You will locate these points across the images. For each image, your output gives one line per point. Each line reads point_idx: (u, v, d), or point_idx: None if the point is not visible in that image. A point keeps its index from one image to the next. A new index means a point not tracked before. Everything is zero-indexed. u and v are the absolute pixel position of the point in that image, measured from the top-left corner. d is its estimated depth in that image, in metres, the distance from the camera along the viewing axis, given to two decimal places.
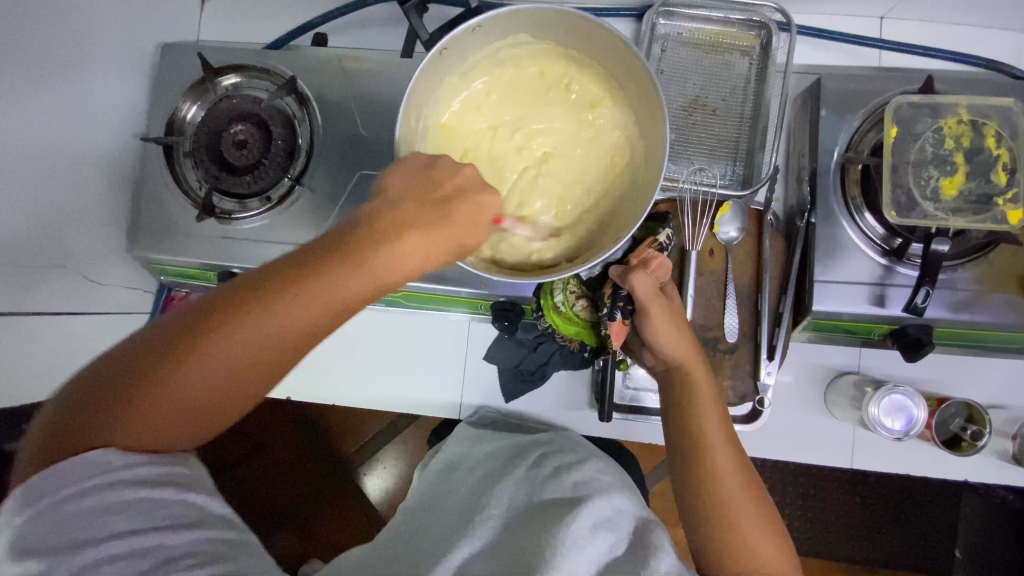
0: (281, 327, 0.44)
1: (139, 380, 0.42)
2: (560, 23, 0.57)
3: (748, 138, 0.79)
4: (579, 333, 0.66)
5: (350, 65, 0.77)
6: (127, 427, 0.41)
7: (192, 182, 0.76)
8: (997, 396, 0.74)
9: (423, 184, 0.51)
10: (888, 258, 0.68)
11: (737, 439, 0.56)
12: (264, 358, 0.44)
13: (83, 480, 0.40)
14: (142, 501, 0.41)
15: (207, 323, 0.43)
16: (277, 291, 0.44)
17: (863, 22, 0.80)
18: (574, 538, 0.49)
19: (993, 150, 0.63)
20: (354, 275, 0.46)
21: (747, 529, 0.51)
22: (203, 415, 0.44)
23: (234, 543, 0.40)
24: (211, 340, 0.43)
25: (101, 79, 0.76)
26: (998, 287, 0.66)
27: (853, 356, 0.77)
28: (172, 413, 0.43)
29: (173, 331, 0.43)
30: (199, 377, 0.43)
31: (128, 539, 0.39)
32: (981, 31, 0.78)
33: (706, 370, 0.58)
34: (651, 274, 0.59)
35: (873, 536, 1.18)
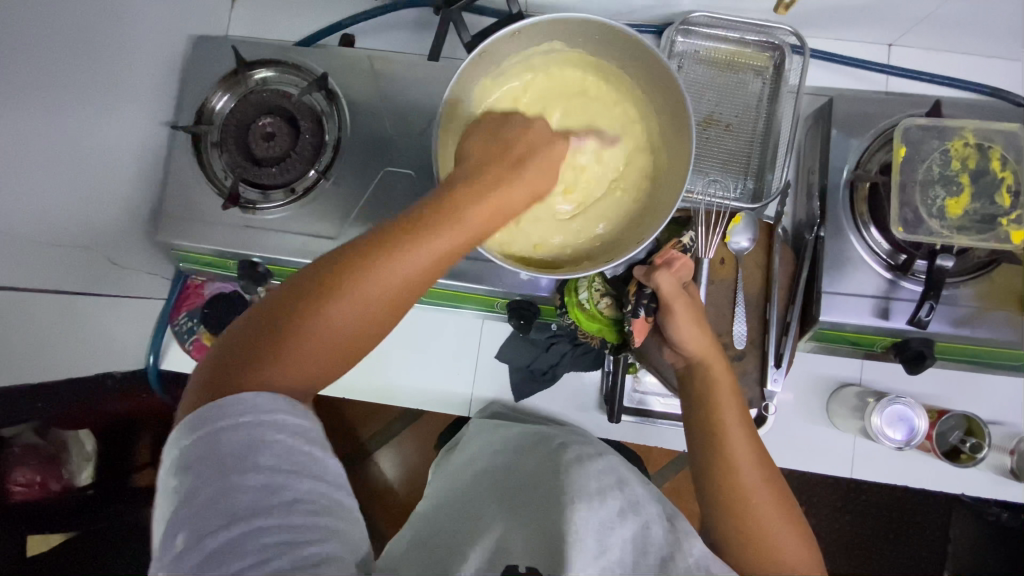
0: (416, 264, 0.47)
1: (299, 313, 0.44)
2: (594, 30, 0.59)
3: (760, 154, 0.82)
4: (601, 330, 0.68)
5: (379, 65, 0.79)
6: (283, 364, 0.43)
7: (218, 171, 0.77)
8: (995, 411, 0.77)
9: (506, 147, 0.56)
10: (893, 272, 0.70)
11: (757, 435, 0.58)
12: (393, 299, 0.46)
13: (244, 410, 0.40)
14: (279, 443, 0.40)
15: (343, 266, 0.46)
16: (413, 231, 0.47)
17: (872, 49, 0.84)
18: (602, 522, 0.54)
19: (997, 173, 0.66)
20: (465, 213, 0.49)
21: (770, 525, 0.53)
22: (343, 354, 0.46)
23: (332, 483, 0.42)
24: (356, 278, 0.45)
25: (134, 69, 0.77)
26: (999, 304, 0.68)
27: (855, 368, 0.80)
28: (315, 351, 0.45)
29: (308, 281, 0.46)
30: (340, 316, 0.45)
31: (266, 473, 0.38)
32: (982, 62, 0.82)
33: (725, 364, 0.60)
34: (673, 273, 0.61)
35: (866, 554, 1.20)
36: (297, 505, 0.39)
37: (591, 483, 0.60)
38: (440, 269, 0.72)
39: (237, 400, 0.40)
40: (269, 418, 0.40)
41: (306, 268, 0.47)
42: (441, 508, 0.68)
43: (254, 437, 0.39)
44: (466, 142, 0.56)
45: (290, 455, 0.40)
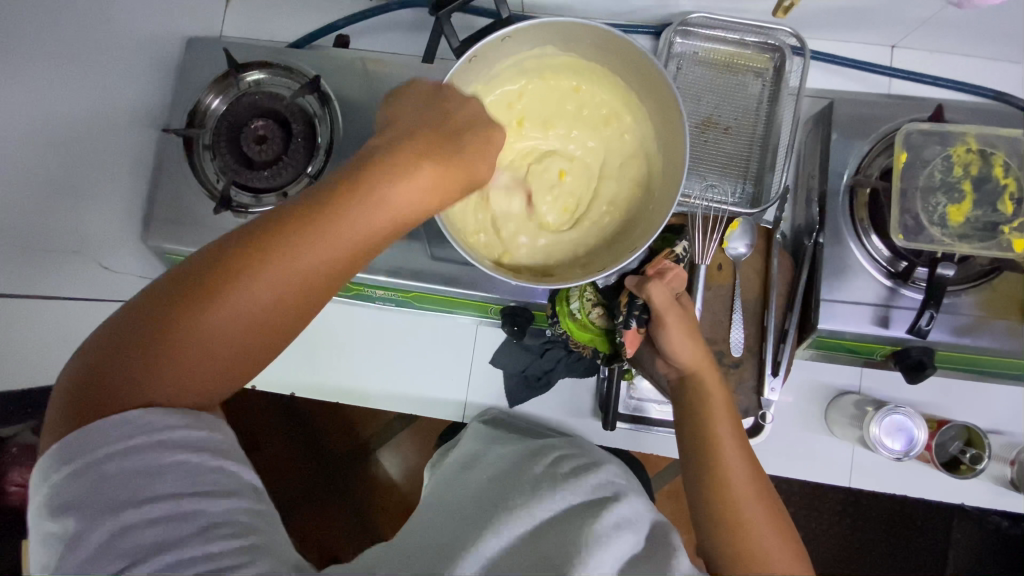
0: (297, 271, 0.45)
1: (181, 315, 0.43)
2: (588, 35, 0.58)
3: (759, 158, 0.81)
4: (593, 340, 0.67)
5: (373, 67, 0.78)
6: (157, 379, 0.43)
7: (211, 174, 0.76)
8: (995, 421, 0.75)
9: (425, 121, 0.52)
10: (893, 280, 0.69)
11: (751, 448, 0.57)
12: (293, 296, 0.46)
13: (115, 440, 0.40)
14: (179, 465, 0.41)
15: (239, 261, 0.44)
16: (297, 236, 0.45)
17: (874, 50, 0.82)
18: (602, 537, 0.54)
19: (1000, 180, 0.64)
20: (370, 207, 0.47)
21: (763, 542, 0.52)
22: (228, 364, 0.45)
23: (250, 498, 0.44)
24: (229, 288, 0.43)
25: (125, 71, 0.76)
26: (1000, 313, 0.67)
27: (854, 375, 0.78)
28: (206, 354, 0.44)
29: (196, 276, 0.44)
30: (236, 315, 0.44)
31: (166, 503, 0.40)
32: (988, 64, 0.81)
33: (717, 377, 0.59)
34: (666, 283, 0.60)
35: (865, 561, 1.20)
36: (213, 531, 0.40)
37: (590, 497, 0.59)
38: (433, 274, 0.71)
39: (121, 420, 0.41)
40: (158, 438, 0.41)
41: (197, 259, 0.45)
42: (434, 515, 0.67)
43: (146, 462, 0.40)
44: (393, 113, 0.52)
45: (195, 477, 0.41)
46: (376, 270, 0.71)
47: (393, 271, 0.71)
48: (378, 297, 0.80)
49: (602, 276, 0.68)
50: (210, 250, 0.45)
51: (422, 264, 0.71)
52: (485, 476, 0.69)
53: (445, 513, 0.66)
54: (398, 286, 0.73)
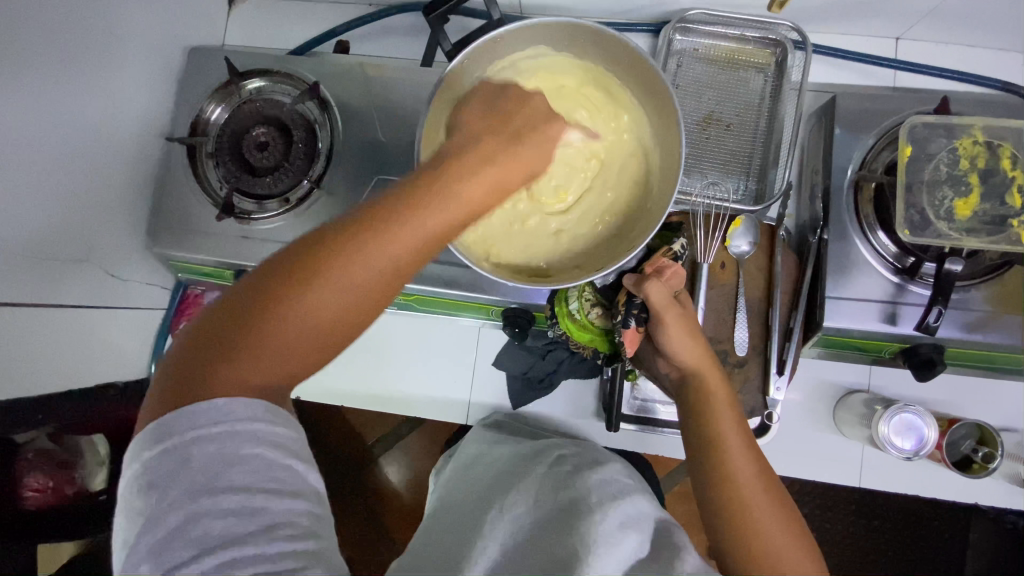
0: (392, 252, 0.44)
1: (264, 305, 0.42)
2: (580, 33, 0.58)
3: (762, 154, 0.80)
4: (593, 340, 0.67)
5: (371, 71, 0.78)
6: (244, 362, 0.41)
7: (214, 182, 0.77)
8: (1008, 419, 0.74)
9: (493, 122, 0.53)
10: (900, 276, 0.68)
11: (757, 446, 0.56)
12: (377, 284, 0.44)
13: (201, 423, 0.39)
14: (257, 458, 0.39)
15: (318, 253, 0.43)
16: (395, 212, 0.45)
17: (879, 43, 0.81)
18: (606, 536, 0.53)
19: (1007, 172, 0.63)
20: (450, 195, 0.46)
21: (775, 543, 0.51)
22: (312, 351, 0.44)
23: (314, 500, 0.41)
24: (325, 270, 0.42)
25: (131, 80, 0.78)
26: (1011, 309, 0.66)
27: (863, 373, 0.77)
28: (286, 344, 0.42)
29: (277, 269, 0.43)
30: (317, 305, 0.42)
31: (241, 496, 0.38)
32: (995, 54, 0.79)
33: (720, 376, 0.58)
34: (664, 282, 0.60)
35: (879, 560, 1.18)
36: (275, 531, 0.38)
37: (593, 496, 0.58)
38: (435, 278, 0.72)
39: (209, 407, 0.39)
40: (243, 428, 0.39)
41: (276, 255, 0.44)
42: (442, 519, 0.67)
43: (228, 450, 0.38)
44: (459, 119, 0.54)
45: (268, 471, 0.39)
46: None
47: None
48: None
49: (600, 277, 0.67)
50: (298, 242, 0.44)
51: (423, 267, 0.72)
52: (491, 478, 0.70)
53: (451, 518, 0.66)
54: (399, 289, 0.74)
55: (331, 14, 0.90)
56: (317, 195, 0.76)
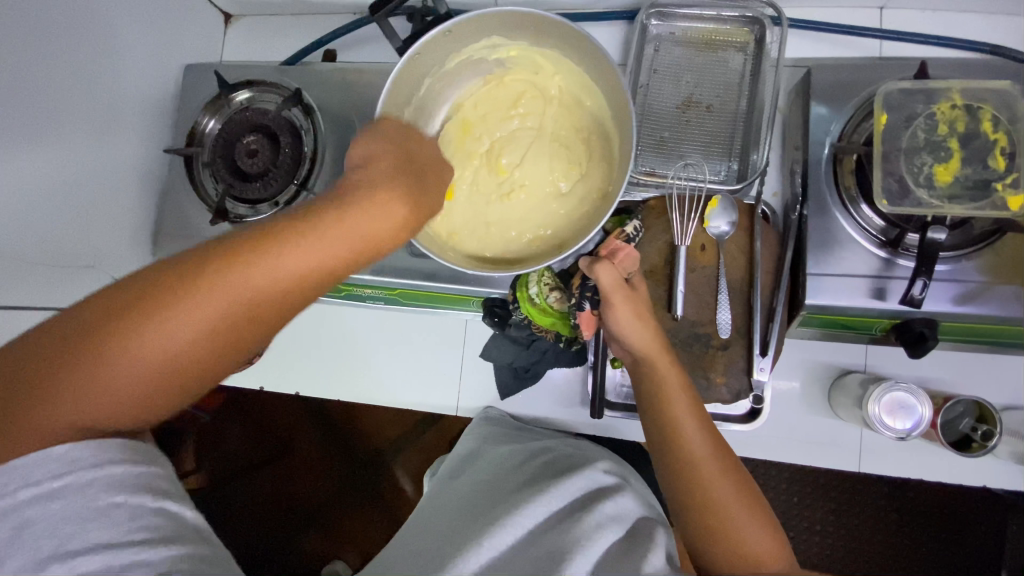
0: (220, 305, 0.44)
1: (69, 353, 0.43)
2: (525, 21, 0.59)
3: (743, 134, 0.79)
4: (555, 323, 0.71)
5: (354, 78, 0.82)
6: (37, 411, 0.43)
7: (209, 189, 0.82)
8: (1014, 397, 0.70)
9: (381, 169, 0.52)
10: (886, 250, 0.66)
11: (712, 425, 0.57)
12: (185, 348, 0.44)
13: (38, 481, 0.43)
14: (118, 509, 0.44)
15: (127, 306, 0.43)
16: (213, 274, 0.44)
17: (863, 13, 0.79)
18: (583, 537, 0.55)
19: (989, 135, 0.60)
20: (272, 261, 0.46)
21: (739, 524, 0.51)
22: (120, 408, 0.44)
23: (192, 543, 0.46)
24: (147, 321, 0.43)
25: (132, 95, 0.83)
26: (1006, 278, 0.63)
27: (859, 353, 0.75)
28: (93, 400, 0.43)
29: (92, 316, 0.43)
30: (115, 368, 0.43)
31: (104, 551, 0.43)
32: (992, 17, 0.76)
33: (670, 358, 0.58)
34: (615, 264, 0.61)
35: (908, 555, 1.14)
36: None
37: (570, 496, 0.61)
38: (415, 271, 0.74)
39: (45, 461, 0.43)
40: (98, 477, 0.44)
41: (98, 298, 0.44)
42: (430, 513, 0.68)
43: (82, 506, 0.43)
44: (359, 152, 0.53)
45: (136, 520, 0.44)
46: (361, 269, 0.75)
47: (376, 269, 0.75)
48: (368, 295, 0.83)
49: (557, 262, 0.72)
50: (113, 290, 0.45)
51: (403, 262, 0.75)
52: (477, 479, 0.71)
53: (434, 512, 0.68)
54: (383, 284, 0.77)
55: (319, 26, 0.94)
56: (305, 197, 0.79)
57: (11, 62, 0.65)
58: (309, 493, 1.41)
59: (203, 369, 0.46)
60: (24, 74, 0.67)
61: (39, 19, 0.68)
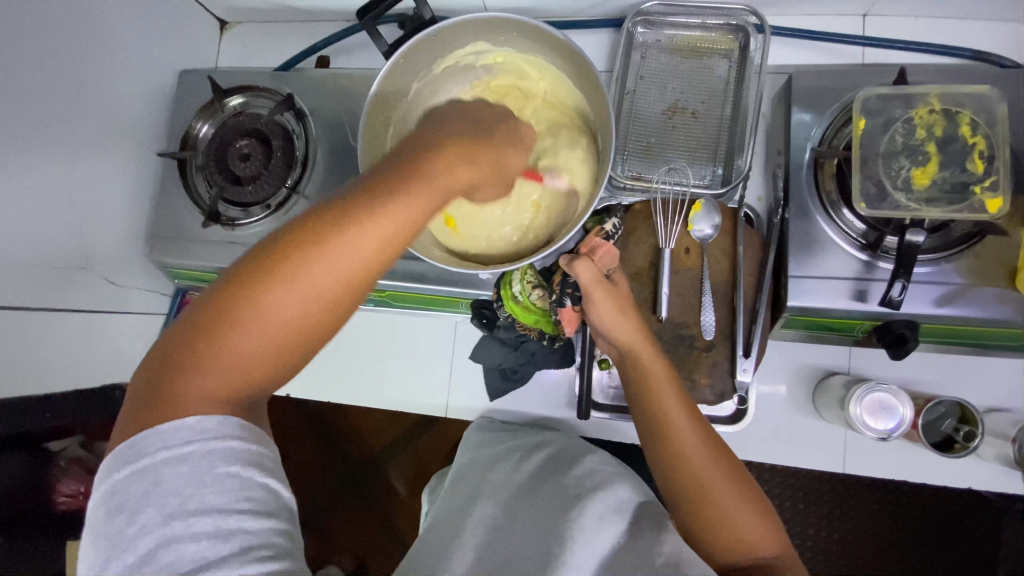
0: (330, 268, 0.45)
1: (233, 311, 0.43)
2: (507, 25, 0.61)
3: (728, 139, 0.80)
4: (539, 321, 0.71)
5: (344, 84, 0.84)
6: (200, 373, 0.43)
7: (202, 192, 0.83)
8: (999, 398, 0.71)
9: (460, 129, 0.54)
10: (866, 253, 0.67)
11: (697, 411, 0.59)
12: (343, 282, 0.45)
13: (173, 445, 0.41)
14: (231, 478, 0.41)
15: (283, 256, 0.44)
16: (357, 206, 0.45)
17: (845, 21, 0.81)
18: (584, 530, 0.56)
19: (967, 139, 0.61)
20: (408, 190, 0.46)
21: (729, 511, 0.54)
22: (280, 352, 0.45)
23: (288, 519, 0.43)
24: (265, 293, 0.44)
25: (128, 100, 0.84)
26: (986, 279, 0.64)
27: (842, 355, 0.76)
28: (259, 347, 0.44)
29: (245, 274, 0.44)
30: (279, 312, 0.44)
31: (214, 518, 0.40)
32: (971, 24, 0.77)
33: (655, 350, 0.60)
34: (595, 261, 0.62)
35: (901, 559, 1.14)
36: (251, 552, 0.40)
37: (573, 489, 0.63)
38: (404, 274, 0.75)
39: (180, 427, 0.41)
40: (217, 445, 0.41)
41: (245, 258, 0.45)
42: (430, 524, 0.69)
43: (200, 469, 0.40)
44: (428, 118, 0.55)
45: (241, 491, 0.41)
46: None
47: None
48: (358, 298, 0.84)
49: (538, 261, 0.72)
50: (258, 249, 0.45)
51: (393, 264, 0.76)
52: (475, 479, 0.72)
53: (442, 519, 0.68)
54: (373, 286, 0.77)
55: (312, 33, 0.96)
56: (295, 200, 0.81)
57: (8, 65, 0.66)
58: (304, 497, 1.41)
59: (356, 303, 0.47)
60: (20, 78, 0.68)
61: (36, 25, 0.70)
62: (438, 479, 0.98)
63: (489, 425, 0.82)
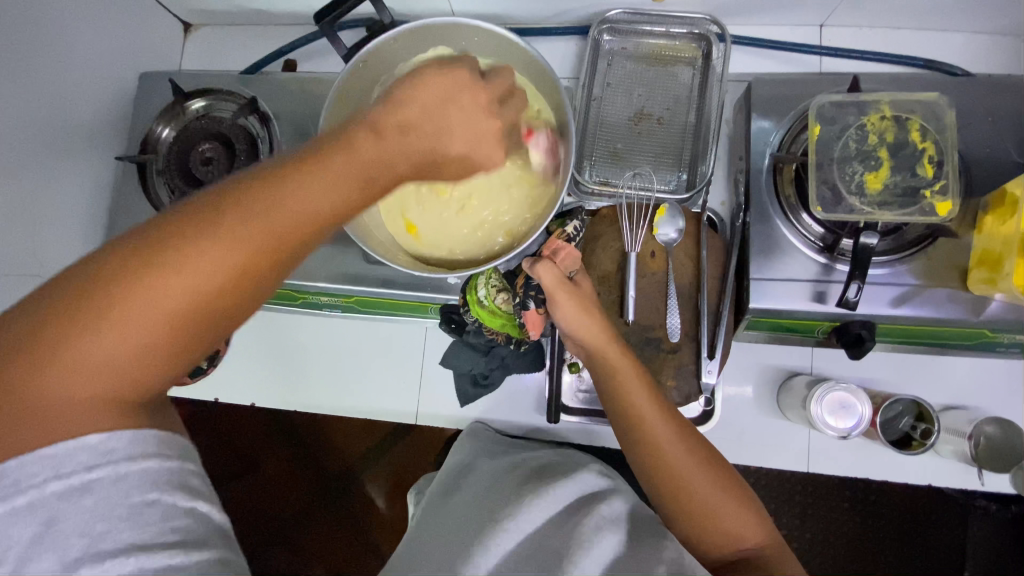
0: (228, 251, 0.41)
1: (107, 295, 0.39)
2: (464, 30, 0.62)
3: (692, 145, 0.82)
4: (504, 325, 0.71)
5: (310, 88, 0.83)
6: (65, 362, 0.39)
7: (163, 198, 0.81)
8: (957, 396, 0.73)
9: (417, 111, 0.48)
10: (825, 255, 0.68)
11: (670, 408, 0.59)
12: (243, 266, 0.42)
13: (69, 472, 0.39)
14: (149, 508, 0.40)
15: (173, 236, 0.41)
16: (265, 185, 0.42)
17: (803, 31, 0.83)
18: (584, 539, 0.52)
19: (917, 144, 0.63)
20: (326, 171, 0.44)
21: (714, 504, 0.55)
22: (163, 344, 0.41)
23: (223, 547, 0.42)
24: (145, 277, 0.40)
25: (86, 103, 0.82)
26: (938, 281, 0.66)
27: (805, 356, 0.77)
28: (136, 336, 0.40)
29: (125, 254, 0.40)
30: (161, 299, 0.40)
31: (136, 557, 0.38)
32: (923, 34, 0.80)
33: (621, 347, 0.61)
34: (557, 264, 0.62)
35: (869, 557, 1.16)
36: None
37: (569, 498, 0.60)
38: (371, 279, 0.75)
39: (77, 449, 0.40)
40: (128, 470, 0.40)
41: (129, 237, 0.41)
42: (419, 527, 0.67)
43: (111, 503, 0.39)
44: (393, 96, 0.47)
45: (164, 522, 0.40)
46: (318, 278, 0.75)
47: (333, 277, 0.75)
48: (325, 304, 0.83)
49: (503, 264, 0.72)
50: (146, 227, 0.42)
51: (359, 269, 0.75)
52: (465, 490, 0.69)
53: (428, 522, 0.66)
54: (340, 291, 0.76)
55: (279, 37, 0.95)
56: None
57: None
58: (277, 510, 1.38)
59: (255, 293, 0.44)
60: None
61: None
62: (419, 491, 0.95)
63: (479, 433, 0.81)
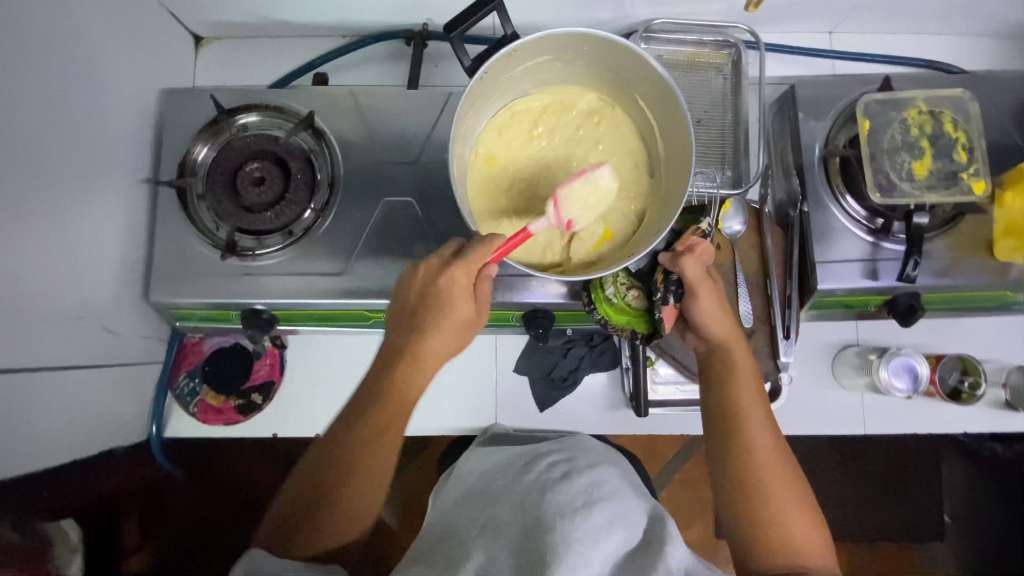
0: (381, 428, 0.58)
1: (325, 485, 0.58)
2: (580, 43, 0.62)
3: (732, 146, 0.86)
4: (630, 322, 0.67)
5: (362, 100, 0.79)
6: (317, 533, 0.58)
7: (208, 222, 0.76)
8: (980, 351, 0.83)
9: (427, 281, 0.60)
10: (875, 236, 0.75)
11: (774, 423, 0.63)
12: (391, 432, 0.59)
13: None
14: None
15: (353, 437, 0.58)
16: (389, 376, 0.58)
17: (815, 38, 0.92)
18: (589, 536, 0.56)
19: (951, 134, 0.72)
20: (416, 353, 0.59)
21: (788, 519, 0.58)
22: (367, 505, 0.59)
23: None
24: (345, 468, 0.58)
25: (116, 121, 0.74)
26: (969, 252, 0.75)
27: (851, 330, 0.85)
28: (350, 505, 0.58)
29: (331, 456, 0.59)
30: (358, 477, 0.58)
31: None
32: (915, 38, 0.91)
33: (745, 349, 0.65)
34: (698, 258, 0.64)
35: (870, 514, 1.28)
36: None
37: (576, 498, 0.61)
38: None
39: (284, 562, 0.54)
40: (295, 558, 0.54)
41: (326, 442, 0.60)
42: (436, 526, 0.68)
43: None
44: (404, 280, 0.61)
45: None
46: None
47: None
48: None
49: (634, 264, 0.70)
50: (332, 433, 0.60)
51: None
52: (483, 488, 0.69)
53: (448, 520, 0.68)
54: None
55: (306, 51, 0.92)
56: (321, 224, 0.76)
57: (6, 78, 0.56)
58: None
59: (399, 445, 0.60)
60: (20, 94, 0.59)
61: (27, 37, 0.59)
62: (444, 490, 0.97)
63: (500, 437, 0.80)
